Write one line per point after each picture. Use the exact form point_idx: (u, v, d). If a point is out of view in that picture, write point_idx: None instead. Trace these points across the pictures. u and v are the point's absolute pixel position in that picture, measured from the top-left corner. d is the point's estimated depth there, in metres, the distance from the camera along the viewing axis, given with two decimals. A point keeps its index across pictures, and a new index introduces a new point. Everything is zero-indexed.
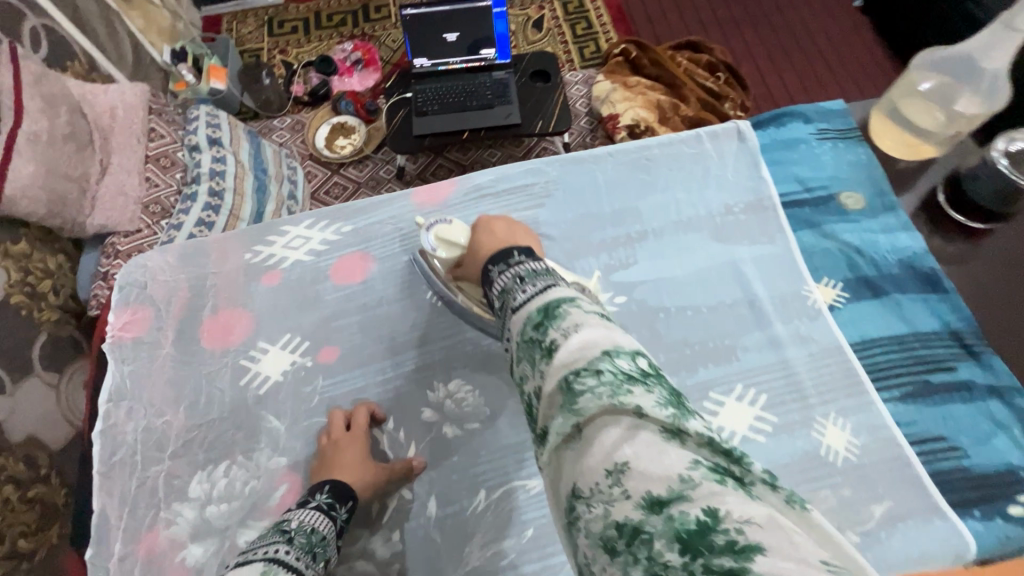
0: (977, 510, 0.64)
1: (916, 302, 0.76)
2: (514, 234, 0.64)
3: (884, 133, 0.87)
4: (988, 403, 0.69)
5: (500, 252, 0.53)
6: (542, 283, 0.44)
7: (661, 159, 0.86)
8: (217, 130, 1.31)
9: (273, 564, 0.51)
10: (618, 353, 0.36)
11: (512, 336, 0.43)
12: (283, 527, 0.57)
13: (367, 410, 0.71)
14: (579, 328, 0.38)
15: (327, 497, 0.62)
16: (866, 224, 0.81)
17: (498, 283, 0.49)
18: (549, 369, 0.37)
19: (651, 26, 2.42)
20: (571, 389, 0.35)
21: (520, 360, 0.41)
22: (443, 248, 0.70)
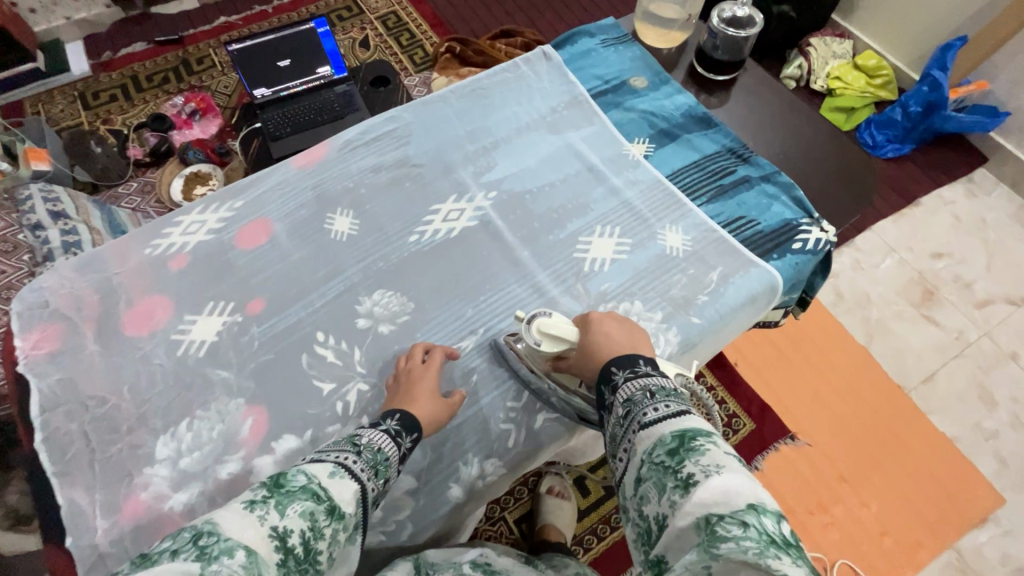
0: (775, 253, 0.90)
1: (701, 137, 1.01)
2: (622, 336, 0.73)
3: (646, 31, 1.14)
4: (763, 186, 0.96)
5: (625, 357, 0.69)
6: (674, 408, 0.61)
7: (493, 87, 1.05)
8: (55, 205, 1.59)
9: (341, 470, 0.60)
10: (762, 514, 0.50)
11: (644, 452, 0.59)
12: (354, 440, 0.65)
13: (445, 351, 0.79)
14: (719, 473, 0.53)
15: (396, 425, 0.68)
16: (652, 95, 1.06)
17: (625, 391, 0.65)
18: (686, 505, 0.52)
19: (467, 25, 2.69)
20: (714, 532, 0.48)
21: (650, 480, 0.57)
22: (548, 341, 0.75)
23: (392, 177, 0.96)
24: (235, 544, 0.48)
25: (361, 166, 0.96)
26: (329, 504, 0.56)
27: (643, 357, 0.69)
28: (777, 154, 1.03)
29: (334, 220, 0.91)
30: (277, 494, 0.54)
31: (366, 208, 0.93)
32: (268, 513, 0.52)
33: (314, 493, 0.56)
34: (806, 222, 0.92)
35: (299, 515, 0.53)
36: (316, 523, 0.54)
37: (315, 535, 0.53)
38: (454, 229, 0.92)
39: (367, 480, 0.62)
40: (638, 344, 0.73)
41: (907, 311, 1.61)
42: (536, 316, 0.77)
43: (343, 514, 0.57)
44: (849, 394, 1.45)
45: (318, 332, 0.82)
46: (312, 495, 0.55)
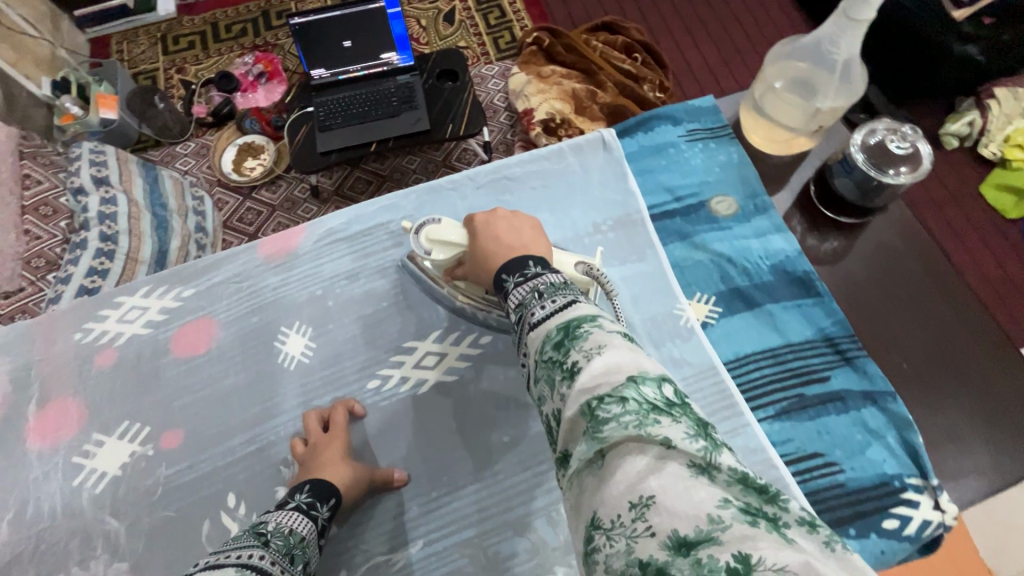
0: (853, 528, 0.62)
1: (789, 310, 0.73)
2: (518, 237, 0.61)
3: (753, 127, 0.83)
4: (863, 411, 0.67)
5: (513, 261, 0.55)
6: (562, 301, 0.46)
7: (524, 180, 0.81)
8: (104, 168, 1.21)
9: (247, 571, 0.45)
10: (643, 380, 0.37)
11: (536, 353, 0.45)
12: (259, 529, 0.53)
13: (342, 408, 0.68)
14: (603, 351, 0.39)
15: (307, 497, 0.59)
16: (736, 230, 0.77)
17: (516, 296, 0.51)
18: (573, 392, 0.38)
19: (566, 10, 2.35)
20: (595, 415, 0.36)
21: (542, 379, 0.43)
22: (437, 250, 0.67)
23: (369, 292, 0.76)
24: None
25: (336, 266, 0.77)
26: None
27: (535, 257, 0.54)
28: (901, 363, 0.71)
29: (287, 338, 0.74)
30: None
31: (328, 328, 0.74)
32: None
33: None
34: (915, 487, 0.63)
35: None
36: None
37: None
38: (426, 381, 0.72)
39: (282, 573, 0.48)
40: (536, 243, 0.60)
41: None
42: (425, 224, 0.69)
43: None
44: None
45: (229, 495, 0.66)
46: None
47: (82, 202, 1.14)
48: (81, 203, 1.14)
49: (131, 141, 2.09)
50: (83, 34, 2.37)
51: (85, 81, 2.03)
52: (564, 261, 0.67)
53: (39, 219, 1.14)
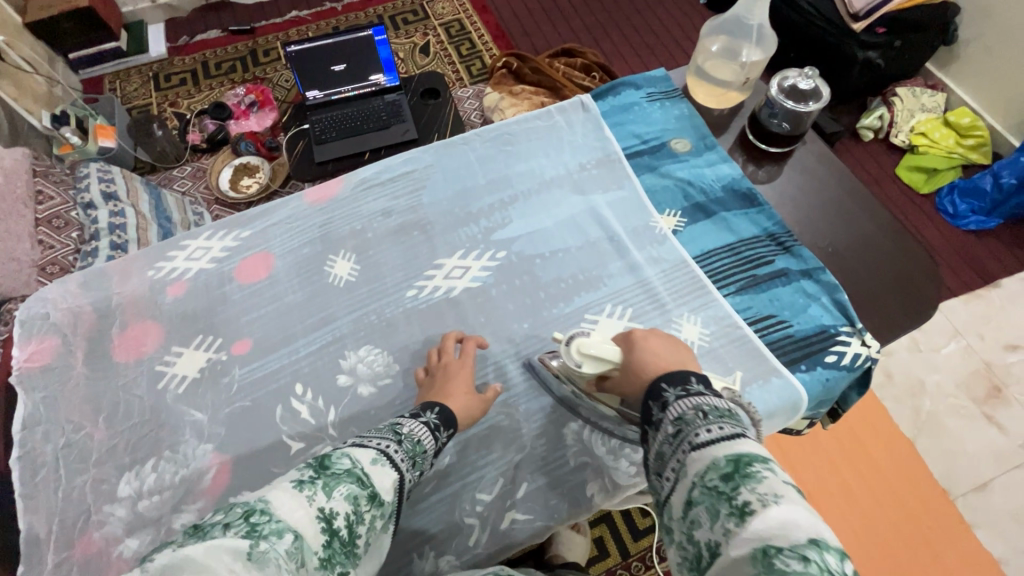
0: (804, 364, 0.80)
1: (738, 216, 0.92)
2: (672, 353, 0.67)
3: (697, 87, 1.05)
4: (802, 282, 0.86)
5: (674, 373, 0.62)
6: (729, 431, 0.53)
7: (521, 134, 1.00)
8: (112, 184, 1.26)
9: (382, 459, 0.55)
10: (825, 547, 0.42)
11: (696, 475, 0.51)
12: (396, 428, 0.61)
13: (475, 340, 0.79)
14: (779, 501, 0.45)
15: (435, 419, 0.66)
16: (693, 162, 0.98)
17: (675, 409, 0.57)
18: (744, 533, 0.44)
19: (529, 41, 2.65)
20: (771, 564, 0.41)
21: (701, 504, 0.49)
22: (590, 364, 0.70)
23: (401, 224, 0.92)
24: (283, 526, 0.42)
25: (371, 207, 0.93)
26: (371, 490, 0.51)
27: (695, 376, 0.62)
28: (827, 247, 0.91)
29: (335, 263, 0.88)
30: (324, 475, 0.48)
31: (369, 253, 0.89)
32: (315, 495, 0.46)
33: (359, 478, 0.50)
34: (846, 331, 0.81)
35: (345, 497, 0.48)
36: (359, 508, 0.48)
37: (356, 523, 0.48)
38: (455, 288, 0.87)
39: (406, 471, 0.57)
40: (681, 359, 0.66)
41: (965, 403, 1.53)
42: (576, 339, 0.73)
43: (384, 502, 0.52)
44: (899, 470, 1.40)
45: (297, 384, 0.79)
46: (357, 479, 0.50)
47: (92, 216, 1.19)
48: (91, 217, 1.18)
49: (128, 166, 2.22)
50: (77, 74, 2.51)
51: (82, 115, 2.15)
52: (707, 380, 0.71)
53: (51, 232, 1.16)
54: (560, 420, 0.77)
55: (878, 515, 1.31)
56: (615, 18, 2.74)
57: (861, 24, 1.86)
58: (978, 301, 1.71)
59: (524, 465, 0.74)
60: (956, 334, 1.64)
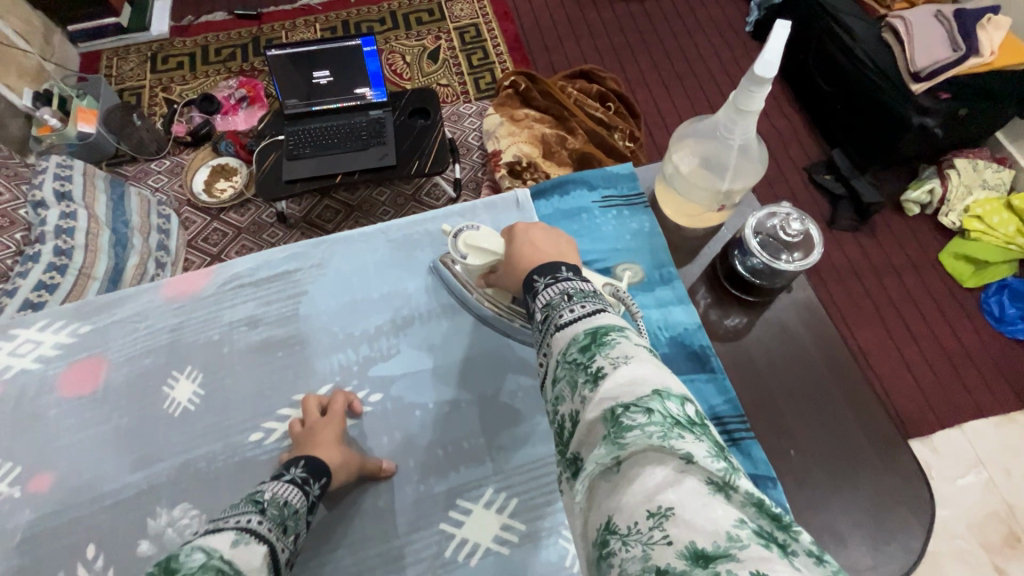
0: None
1: (680, 384, 0.73)
2: (555, 246, 0.61)
3: (666, 200, 0.84)
4: None
5: (545, 264, 0.55)
6: (592, 306, 0.47)
7: (435, 235, 0.82)
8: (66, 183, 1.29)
9: (245, 534, 0.48)
10: (668, 395, 0.37)
11: (558, 353, 0.45)
12: (255, 497, 0.54)
13: (345, 399, 0.70)
14: (629, 361, 0.40)
15: (302, 473, 0.61)
16: (639, 299, 0.78)
17: (544, 296, 0.51)
18: (595, 397, 0.39)
19: (548, 57, 2.43)
20: (618, 422, 0.36)
21: (562, 380, 0.43)
22: (475, 255, 0.66)
23: (267, 338, 0.76)
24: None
25: (237, 312, 0.77)
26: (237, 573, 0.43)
27: (569, 266, 0.56)
28: (789, 447, 0.70)
29: (176, 383, 0.73)
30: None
31: (219, 374, 0.74)
32: None
33: (218, 569, 0.42)
34: None
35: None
36: None
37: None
38: None
39: (276, 539, 0.51)
40: (571, 254, 0.60)
41: (977, 549, 1.31)
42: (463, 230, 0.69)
43: None
44: None
45: (89, 545, 0.65)
46: (217, 569, 0.42)
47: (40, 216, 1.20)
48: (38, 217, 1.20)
49: (106, 155, 2.13)
50: (75, 47, 2.42)
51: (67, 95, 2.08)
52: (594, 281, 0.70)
53: None
54: None
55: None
56: (646, 39, 2.48)
57: (921, 86, 1.57)
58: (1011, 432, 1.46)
59: None
60: (977, 464, 1.42)
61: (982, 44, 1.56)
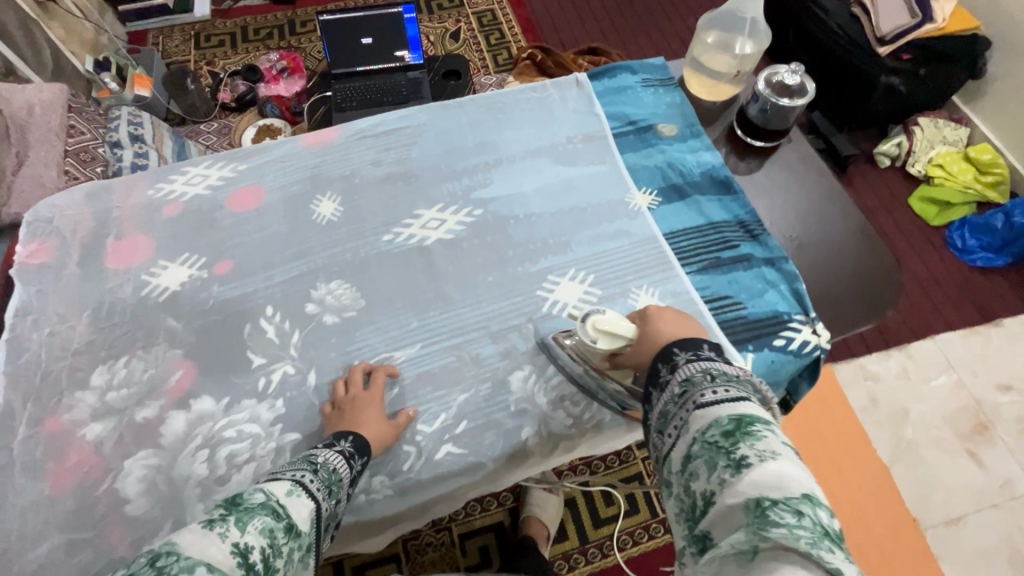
0: (752, 344, 0.82)
1: (712, 201, 0.94)
2: (681, 326, 0.65)
3: (690, 77, 1.07)
4: (763, 269, 0.88)
5: (688, 340, 0.60)
6: (736, 391, 0.50)
7: (514, 103, 1.04)
8: (139, 128, 1.46)
9: (298, 487, 0.54)
10: (816, 503, 0.41)
11: (697, 429, 0.49)
12: (310, 459, 0.60)
13: (386, 370, 0.78)
14: (777, 458, 0.43)
15: (349, 447, 0.66)
16: (677, 146, 1.00)
17: (685, 371, 0.55)
18: (738, 485, 0.43)
19: (559, 37, 2.70)
20: (766, 515, 0.40)
21: (699, 457, 0.47)
22: (606, 340, 0.69)
23: (388, 173, 0.96)
24: (194, 564, 0.40)
25: (363, 155, 0.98)
26: (289, 522, 0.49)
27: (709, 343, 0.60)
28: (791, 238, 0.93)
29: (320, 203, 0.93)
30: (235, 510, 0.46)
31: (354, 196, 0.94)
32: (228, 530, 0.44)
33: (274, 510, 0.48)
34: (799, 320, 0.83)
35: (259, 531, 0.45)
36: (276, 540, 0.46)
37: (273, 556, 0.46)
38: (429, 238, 0.91)
39: (323, 500, 0.56)
40: (695, 330, 0.64)
41: (949, 435, 1.52)
42: (593, 315, 0.72)
43: (302, 532, 0.50)
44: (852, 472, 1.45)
45: (268, 306, 0.84)
46: (271, 510, 0.48)
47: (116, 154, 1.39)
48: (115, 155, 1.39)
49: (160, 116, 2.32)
50: (124, 26, 2.63)
51: (122, 64, 2.25)
52: None
53: (77, 163, 1.37)
54: (507, 370, 0.80)
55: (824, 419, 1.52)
56: (646, 23, 2.77)
57: (885, 49, 1.85)
58: (976, 337, 1.69)
59: (467, 405, 0.77)
60: (948, 368, 1.63)
61: (935, 12, 1.85)
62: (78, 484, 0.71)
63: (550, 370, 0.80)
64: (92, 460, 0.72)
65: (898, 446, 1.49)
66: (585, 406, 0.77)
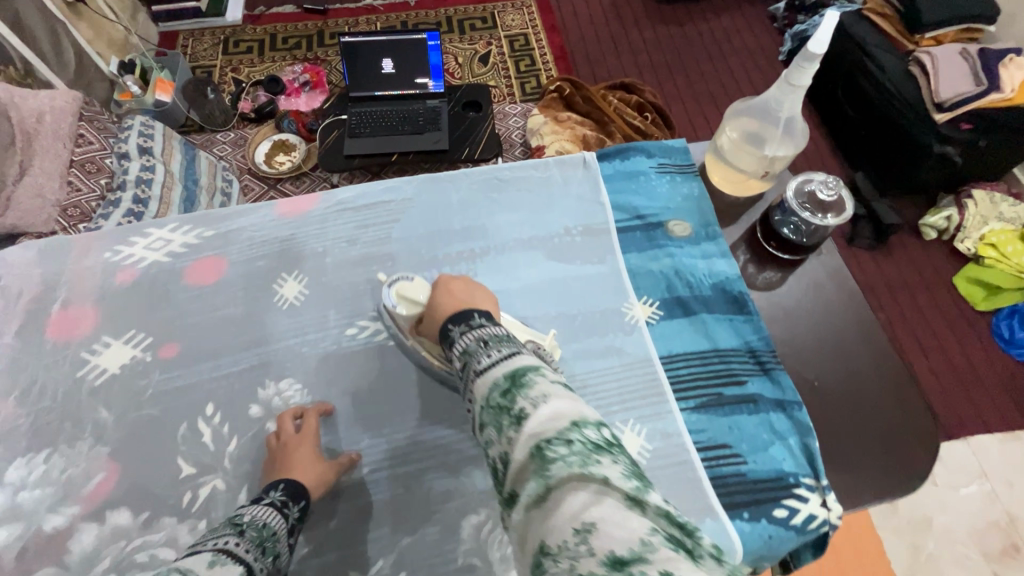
0: (747, 512, 0.70)
1: (721, 322, 0.83)
2: (470, 296, 0.69)
3: (714, 170, 0.96)
4: (771, 415, 0.76)
5: (460, 312, 0.61)
6: (506, 350, 0.51)
7: (511, 181, 0.94)
8: (147, 140, 1.39)
9: (222, 555, 0.49)
10: (585, 425, 0.42)
11: (480, 397, 0.49)
12: (234, 520, 0.57)
13: (318, 410, 0.75)
14: (547, 398, 0.44)
15: (280, 496, 0.63)
16: (688, 250, 0.89)
17: (462, 344, 0.56)
18: (520, 437, 0.43)
19: (591, 68, 2.59)
20: (543, 456, 0.41)
21: (487, 424, 0.47)
22: (404, 304, 0.78)
23: (363, 255, 0.88)
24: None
25: (339, 232, 0.89)
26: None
27: (481, 310, 0.61)
28: (811, 380, 0.80)
29: (284, 283, 0.85)
30: None
31: (322, 278, 0.86)
32: None
33: None
34: (807, 485, 0.71)
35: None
36: None
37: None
38: (397, 337, 0.82)
39: (254, 560, 0.52)
40: (484, 301, 0.69)
41: (974, 557, 1.35)
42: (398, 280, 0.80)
43: None
44: None
45: (209, 403, 0.76)
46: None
47: (123, 167, 1.33)
48: (122, 167, 1.32)
49: (178, 122, 2.28)
50: (156, 26, 2.61)
51: (148, 67, 2.25)
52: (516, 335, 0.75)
53: (82, 174, 1.29)
54: (461, 509, 0.70)
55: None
56: (684, 59, 2.64)
57: (943, 116, 1.67)
58: (1015, 442, 1.51)
59: (409, 550, 0.68)
60: (981, 475, 1.45)
61: (1004, 81, 1.64)
62: None
63: None
64: None
65: (916, 556, 1.33)
66: None
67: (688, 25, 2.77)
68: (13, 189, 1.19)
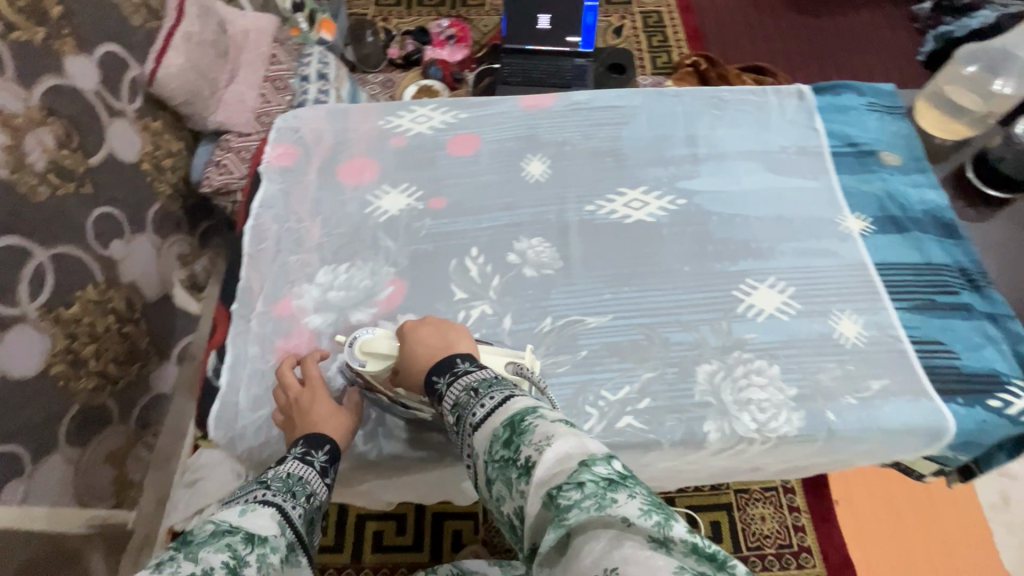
0: (962, 399, 0.77)
1: (934, 241, 0.89)
2: (439, 338, 0.69)
3: (928, 113, 1.01)
4: (984, 323, 0.82)
5: (442, 360, 0.65)
6: (499, 398, 0.56)
7: (731, 102, 1.03)
8: (323, 68, 1.65)
9: (250, 505, 0.53)
10: (594, 462, 0.46)
11: (486, 452, 0.53)
12: (262, 476, 0.59)
13: (316, 358, 0.77)
14: (551, 442, 0.49)
15: (301, 448, 0.66)
16: (900, 178, 0.95)
17: (452, 396, 0.60)
18: (532, 488, 0.47)
19: (723, 49, 2.64)
20: (558, 503, 0.44)
21: (499, 479, 0.51)
22: (372, 361, 0.72)
23: (599, 147, 0.99)
24: None
25: (576, 127, 1.01)
26: (246, 532, 0.49)
27: (461, 355, 0.66)
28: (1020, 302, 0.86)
29: (530, 162, 0.98)
30: (187, 546, 0.45)
31: (562, 162, 0.97)
32: (182, 565, 0.42)
33: (226, 530, 0.48)
34: (1019, 385, 0.77)
35: (215, 550, 0.44)
36: (237, 553, 0.46)
37: (240, 566, 0.45)
38: (631, 217, 0.92)
39: (286, 504, 0.56)
40: (461, 340, 0.70)
41: None
42: (357, 338, 0.75)
43: (268, 538, 0.49)
44: (887, 529, 1.32)
45: (474, 247, 0.89)
46: (224, 532, 0.47)
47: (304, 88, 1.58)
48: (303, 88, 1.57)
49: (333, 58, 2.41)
50: None
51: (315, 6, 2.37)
52: (495, 361, 0.70)
53: (272, 89, 1.55)
54: (695, 359, 0.80)
55: (869, 534, 1.31)
56: (818, 51, 2.63)
57: None
58: None
59: (651, 384, 0.78)
60: None
61: None
62: (298, 364, 0.80)
63: (739, 370, 0.79)
64: (311, 346, 0.81)
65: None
66: (772, 414, 0.75)
67: (824, 17, 2.75)
68: (223, 92, 1.48)
